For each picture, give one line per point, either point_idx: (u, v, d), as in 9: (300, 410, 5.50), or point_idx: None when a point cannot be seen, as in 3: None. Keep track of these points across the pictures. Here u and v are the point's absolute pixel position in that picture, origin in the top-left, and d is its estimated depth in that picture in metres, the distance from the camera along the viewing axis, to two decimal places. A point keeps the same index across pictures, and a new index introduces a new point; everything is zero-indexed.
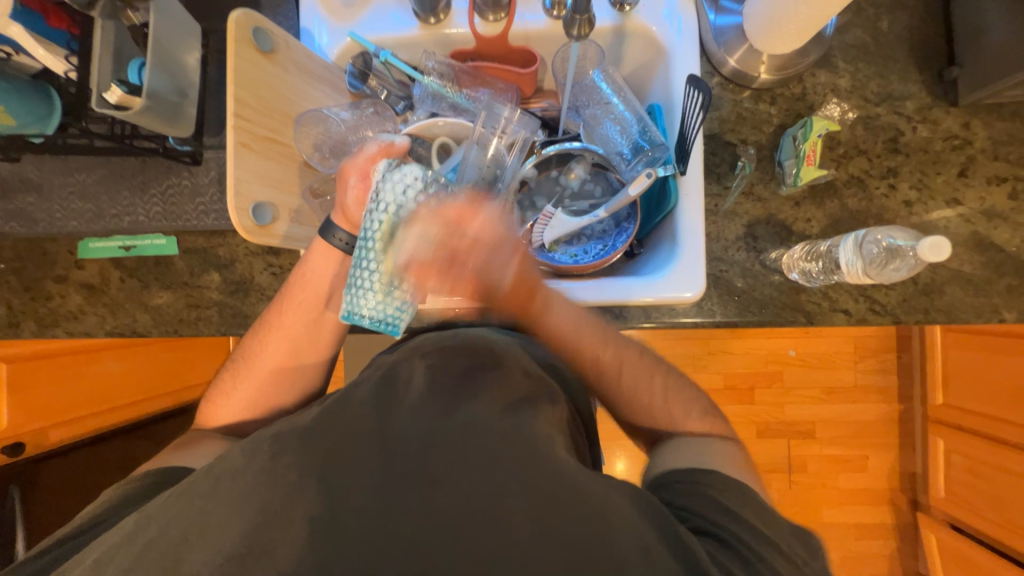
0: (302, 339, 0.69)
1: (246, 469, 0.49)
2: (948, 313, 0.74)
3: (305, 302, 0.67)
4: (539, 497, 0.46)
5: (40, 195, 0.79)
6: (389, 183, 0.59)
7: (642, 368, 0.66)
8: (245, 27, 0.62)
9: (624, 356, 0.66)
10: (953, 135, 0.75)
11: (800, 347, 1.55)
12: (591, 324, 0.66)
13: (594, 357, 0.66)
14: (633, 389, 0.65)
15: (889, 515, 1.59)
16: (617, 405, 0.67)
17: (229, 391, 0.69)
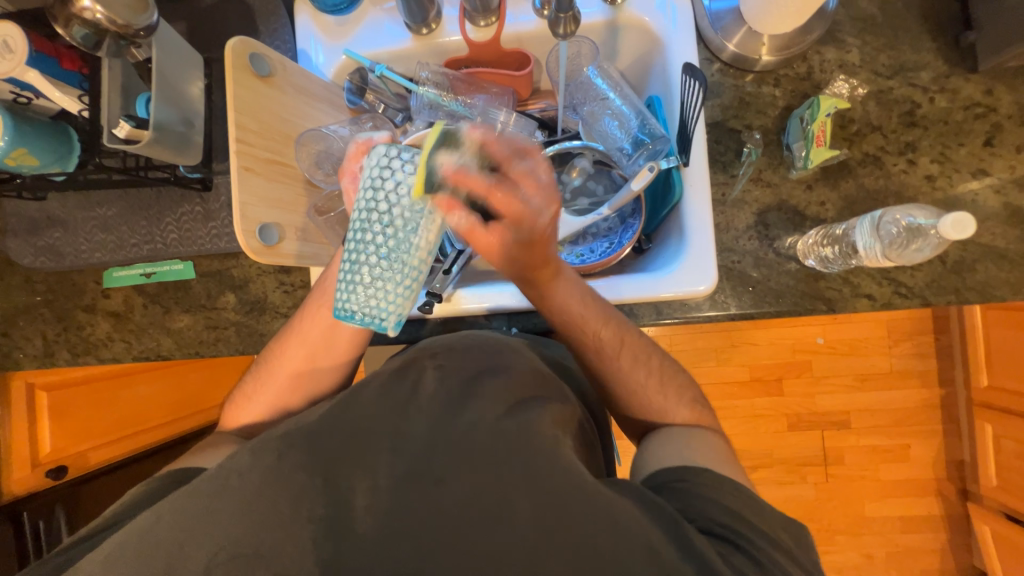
0: (319, 348, 0.69)
1: (252, 469, 0.49)
2: (982, 292, 0.69)
3: (323, 312, 0.67)
4: (546, 496, 0.45)
5: (67, 230, 0.84)
6: (373, 170, 0.46)
7: (641, 344, 0.64)
8: (242, 53, 0.64)
9: (624, 334, 0.63)
10: (975, 103, 0.71)
11: (827, 335, 1.49)
12: (592, 297, 0.63)
13: (594, 333, 0.63)
14: (632, 372, 0.63)
15: (937, 506, 1.51)
16: (608, 371, 0.64)
17: (251, 395, 0.70)
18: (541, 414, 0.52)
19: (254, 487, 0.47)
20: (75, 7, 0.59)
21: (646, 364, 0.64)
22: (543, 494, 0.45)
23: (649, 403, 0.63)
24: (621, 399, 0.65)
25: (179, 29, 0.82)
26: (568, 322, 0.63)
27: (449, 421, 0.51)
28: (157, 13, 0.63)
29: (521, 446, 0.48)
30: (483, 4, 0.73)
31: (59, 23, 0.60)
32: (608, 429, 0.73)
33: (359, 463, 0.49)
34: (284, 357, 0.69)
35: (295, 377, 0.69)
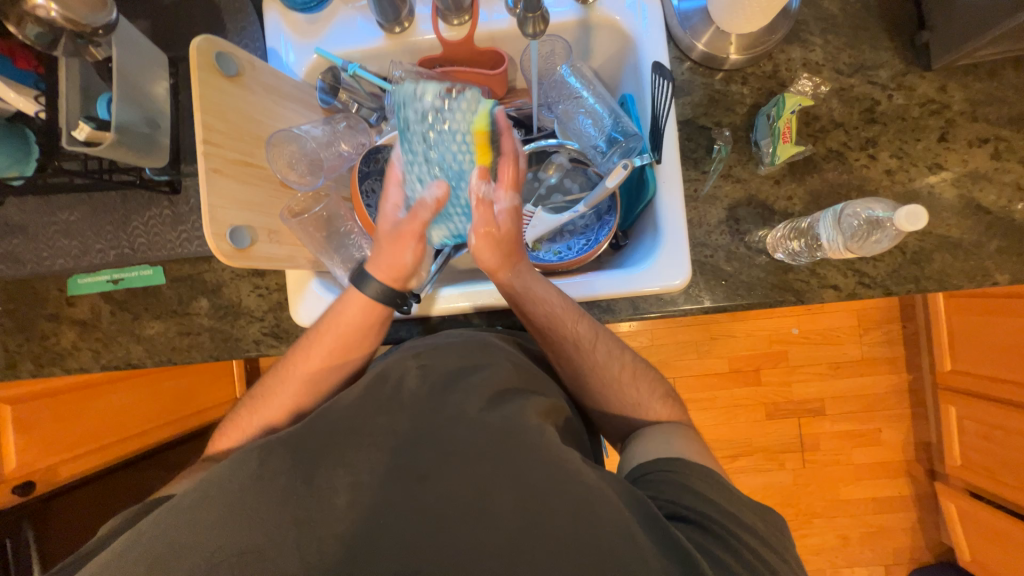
0: (323, 379, 0.67)
1: (230, 474, 0.48)
2: (940, 280, 0.73)
3: (330, 344, 0.66)
4: (528, 489, 0.45)
5: (27, 237, 0.80)
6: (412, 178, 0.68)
7: (614, 342, 0.66)
8: (207, 53, 0.62)
9: (599, 334, 0.65)
10: (930, 100, 0.74)
11: (801, 325, 1.54)
12: (570, 305, 0.64)
13: (572, 336, 0.63)
14: (607, 364, 0.64)
15: (906, 486, 1.58)
16: (584, 366, 0.64)
17: (242, 422, 0.67)
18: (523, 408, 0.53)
19: (232, 493, 0.47)
20: (26, 4, 0.56)
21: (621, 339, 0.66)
22: (524, 487, 0.45)
23: (617, 377, 0.65)
24: (589, 378, 0.65)
25: (141, 27, 0.80)
26: (548, 323, 0.63)
27: (430, 419, 0.51)
28: (116, 12, 0.61)
29: (501, 440, 0.48)
30: (456, 3, 0.73)
31: (11, 22, 0.57)
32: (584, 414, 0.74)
33: (339, 465, 0.48)
34: (283, 385, 0.67)
35: (290, 408, 0.66)
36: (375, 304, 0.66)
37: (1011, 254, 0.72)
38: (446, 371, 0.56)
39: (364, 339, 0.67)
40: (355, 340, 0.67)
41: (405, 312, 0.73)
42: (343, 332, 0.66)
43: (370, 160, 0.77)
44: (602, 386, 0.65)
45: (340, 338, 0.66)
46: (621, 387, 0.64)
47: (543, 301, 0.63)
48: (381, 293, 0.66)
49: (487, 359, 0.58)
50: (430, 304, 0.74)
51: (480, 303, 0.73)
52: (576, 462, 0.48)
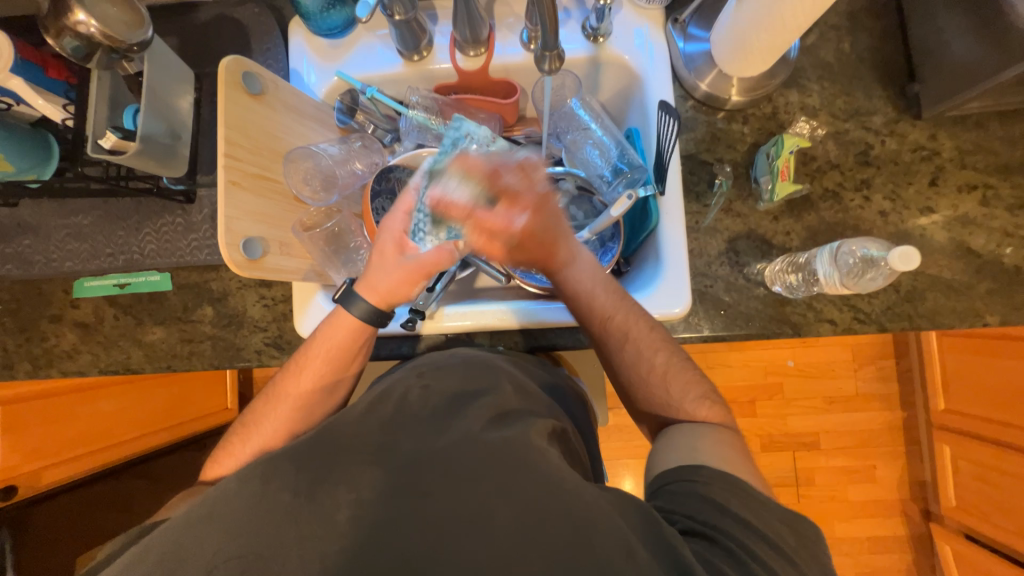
0: (311, 401, 0.67)
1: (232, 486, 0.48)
2: (932, 319, 0.75)
3: (316, 365, 0.66)
4: (529, 511, 0.45)
5: (38, 238, 0.81)
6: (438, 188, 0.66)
7: (649, 337, 0.63)
8: (235, 72, 0.65)
9: (631, 327, 0.64)
10: (921, 147, 0.78)
11: (796, 358, 1.55)
12: (606, 288, 0.65)
13: (603, 317, 0.65)
14: (636, 357, 0.63)
15: (901, 526, 1.56)
16: (614, 352, 0.65)
17: (232, 448, 0.65)
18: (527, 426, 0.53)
19: (232, 504, 0.46)
20: (69, 19, 0.58)
21: (654, 329, 0.64)
22: (524, 507, 0.45)
23: (648, 371, 0.63)
24: (619, 367, 0.65)
25: (170, 44, 0.84)
26: (582, 301, 0.66)
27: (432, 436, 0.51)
28: (152, 31, 0.64)
29: (501, 457, 0.49)
30: (473, 36, 0.77)
31: (50, 33, 0.59)
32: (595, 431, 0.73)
33: (340, 479, 0.48)
34: (274, 407, 0.66)
35: (280, 433, 0.65)
36: (367, 326, 0.66)
37: (1001, 296, 0.74)
38: (448, 391, 0.57)
39: (352, 356, 0.67)
40: (343, 357, 0.67)
41: (411, 329, 0.74)
42: (329, 351, 0.66)
43: (382, 179, 0.79)
44: (630, 376, 0.64)
45: (327, 357, 0.66)
46: (648, 381, 0.63)
47: (579, 279, 0.66)
48: (366, 313, 0.65)
49: (487, 378, 0.59)
50: (436, 323, 0.75)
51: (484, 324, 0.75)
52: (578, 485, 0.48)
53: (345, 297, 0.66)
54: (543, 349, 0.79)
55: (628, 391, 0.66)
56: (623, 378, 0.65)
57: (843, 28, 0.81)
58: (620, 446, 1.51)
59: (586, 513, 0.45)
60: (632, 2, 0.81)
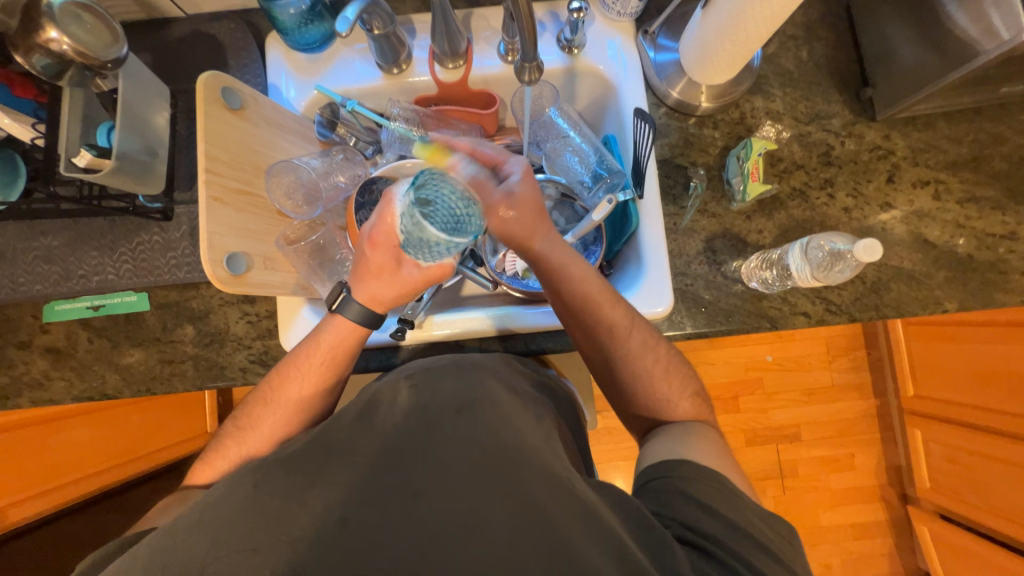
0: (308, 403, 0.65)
1: (218, 504, 0.46)
2: (897, 308, 0.79)
3: (312, 369, 0.65)
4: (522, 511, 0.45)
5: (4, 262, 0.78)
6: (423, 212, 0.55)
7: (648, 332, 0.66)
8: (214, 87, 0.65)
9: (633, 329, 0.65)
10: (877, 147, 0.83)
11: (774, 352, 1.60)
12: (606, 292, 0.66)
13: (608, 323, 0.65)
14: (637, 355, 0.65)
15: (881, 510, 1.62)
16: (620, 357, 0.65)
17: (225, 449, 0.64)
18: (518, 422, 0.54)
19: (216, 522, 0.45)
20: (39, 37, 0.56)
21: (655, 333, 0.67)
22: (519, 504, 0.46)
23: (649, 371, 0.65)
24: (624, 370, 0.66)
25: (143, 61, 0.83)
26: (583, 308, 0.65)
27: (424, 439, 0.50)
28: (128, 47, 0.63)
29: (496, 462, 0.48)
30: (451, 48, 0.78)
31: (19, 52, 0.57)
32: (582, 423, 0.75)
33: (334, 485, 0.47)
34: (268, 408, 0.64)
35: (275, 435, 0.64)
36: (361, 329, 0.65)
37: (958, 283, 0.79)
38: (441, 391, 0.55)
39: (347, 356, 0.66)
40: (337, 358, 0.65)
41: (400, 339, 0.75)
42: (331, 355, 0.65)
43: (366, 191, 0.78)
44: (630, 374, 0.66)
45: (328, 360, 0.65)
46: (653, 383, 0.65)
47: (580, 284, 0.65)
48: (364, 318, 0.64)
49: (478, 377, 0.57)
50: (426, 331, 0.76)
51: (474, 330, 0.76)
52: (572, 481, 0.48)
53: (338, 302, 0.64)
54: (532, 352, 0.80)
55: (629, 396, 0.67)
56: (621, 377, 0.66)
57: (800, 37, 0.86)
58: (610, 448, 1.53)
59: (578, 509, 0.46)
60: (603, 14, 0.84)
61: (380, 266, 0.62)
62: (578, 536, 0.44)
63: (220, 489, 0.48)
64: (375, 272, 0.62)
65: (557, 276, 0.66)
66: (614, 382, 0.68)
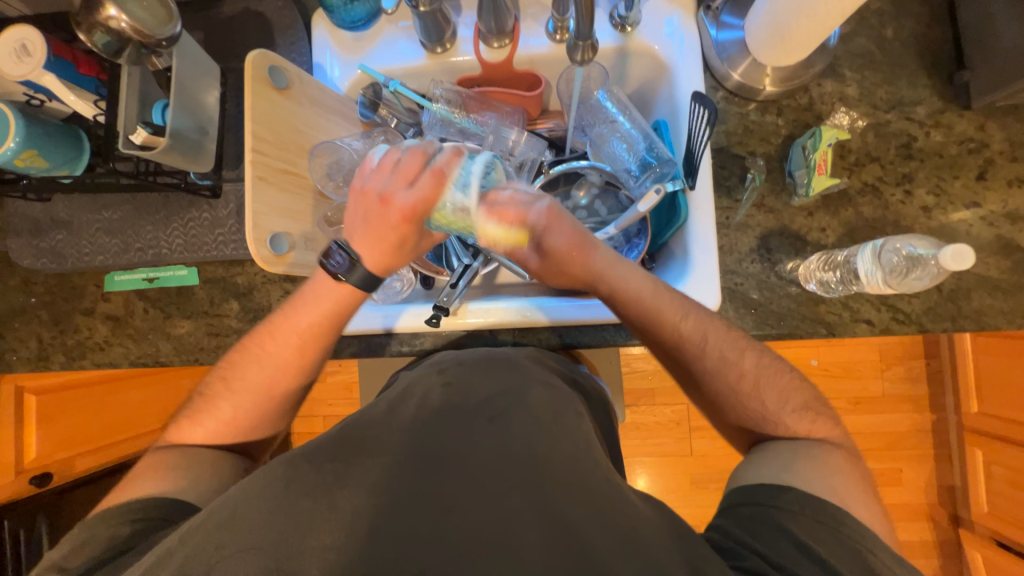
0: (294, 371, 0.64)
1: (244, 495, 0.45)
2: (977, 320, 0.71)
3: (306, 330, 0.62)
4: (552, 524, 0.42)
5: (70, 233, 0.83)
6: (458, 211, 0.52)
7: (724, 329, 0.60)
8: (261, 66, 0.65)
9: (706, 330, 0.60)
10: (968, 138, 0.74)
11: (822, 357, 1.51)
12: (669, 291, 0.60)
13: (676, 329, 0.60)
14: (719, 368, 0.59)
15: (928, 530, 1.52)
16: (696, 361, 0.60)
17: (215, 407, 0.62)
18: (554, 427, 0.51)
19: (244, 510, 0.44)
20: (100, 15, 0.58)
21: (735, 333, 0.61)
22: (548, 516, 0.43)
23: (728, 375, 0.59)
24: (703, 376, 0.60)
25: (196, 39, 0.84)
26: (645, 315, 0.60)
27: (450, 436, 0.49)
28: (181, 24, 0.63)
29: (526, 469, 0.46)
30: (497, 26, 0.75)
31: (82, 28, 0.59)
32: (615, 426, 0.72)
33: (357, 479, 0.46)
34: (259, 367, 0.63)
35: (268, 394, 0.63)
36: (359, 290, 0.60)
37: None
38: (475, 394, 0.54)
39: (338, 326, 0.63)
40: (326, 326, 0.63)
41: (435, 326, 0.74)
42: (320, 323, 0.62)
43: None
44: (720, 389, 0.60)
45: (315, 328, 0.62)
46: (739, 391, 0.59)
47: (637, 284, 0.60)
48: (363, 280, 0.59)
49: (509, 382, 0.56)
50: (460, 320, 0.75)
51: (509, 321, 0.74)
52: (604, 494, 0.45)
53: (334, 263, 0.58)
54: (567, 346, 0.77)
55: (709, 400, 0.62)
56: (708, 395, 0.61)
57: (886, 13, 0.77)
58: (637, 444, 1.49)
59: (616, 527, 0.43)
60: None
61: (399, 241, 0.56)
62: (614, 554, 0.40)
63: (249, 478, 0.47)
64: (388, 245, 0.56)
65: (610, 281, 0.60)
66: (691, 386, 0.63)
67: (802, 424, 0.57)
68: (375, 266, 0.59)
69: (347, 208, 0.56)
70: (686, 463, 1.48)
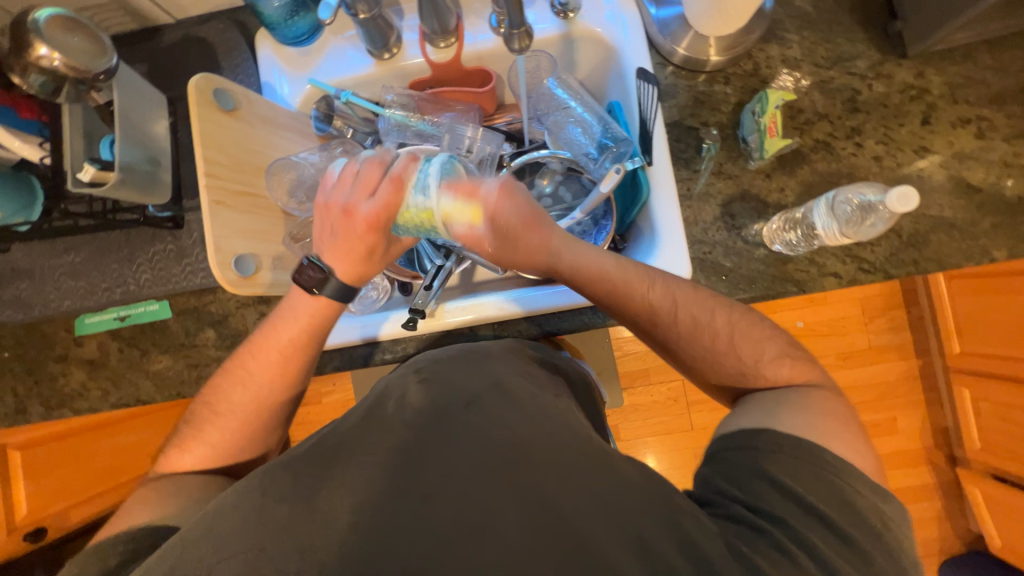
0: (277, 387, 0.63)
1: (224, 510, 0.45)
2: (939, 261, 0.73)
3: (286, 345, 0.63)
4: (535, 501, 0.43)
5: (33, 281, 0.81)
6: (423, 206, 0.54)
7: (690, 289, 0.61)
8: (205, 90, 0.64)
9: (674, 295, 0.60)
10: (909, 86, 0.76)
11: (806, 318, 1.53)
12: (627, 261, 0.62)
13: (644, 298, 0.60)
14: (693, 334, 0.59)
15: (928, 474, 1.55)
16: (672, 329, 0.59)
17: (203, 431, 0.62)
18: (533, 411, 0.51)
19: (226, 525, 0.44)
20: (31, 54, 0.57)
21: (702, 293, 0.61)
22: (529, 495, 0.43)
23: (704, 339, 0.58)
24: (681, 343, 0.59)
25: (140, 71, 0.83)
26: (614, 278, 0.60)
27: (429, 431, 0.49)
28: (117, 57, 0.62)
29: (506, 451, 0.46)
30: (441, 26, 0.75)
31: (16, 72, 0.58)
32: (600, 409, 0.74)
33: (338, 484, 0.46)
34: (243, 387, 0.63)
35: (255, 413, 0.63)
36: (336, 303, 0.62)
37: (1007, 229, 0.72)
38: (452, 387, 0.55)
39: (317, 337, 0.64)
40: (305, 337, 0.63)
41: (413, 329, 0.74)
42: (300, 335, 0.63)
43: None
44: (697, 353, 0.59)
45: (295, 341, 0.63)
46: (715, 354, 0.58)
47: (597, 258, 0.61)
48: (339, 293, 0.60)
49: (486, 370, 0.57)
50: (438, 320, 0.75)
51: (487, 316, 0.75)
52: (585, 467, 0.46)
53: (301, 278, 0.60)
54: (548, 334, 0.78)
55: (694, 368, 0.60)
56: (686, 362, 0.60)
57: None
58: (638, 425, 1.51)
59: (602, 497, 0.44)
60: None
61: (368, 250, 0.58)
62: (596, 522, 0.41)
63: (228, 493, 0.47)
64: (357, 255, 0.58)
65: (567, 260, 0.62)
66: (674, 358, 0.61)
67: (782, 372, 0.56)
68: (349, 275, 0.60)
69: (315, 224, 0.59)
70: (686, 438, 1.50)
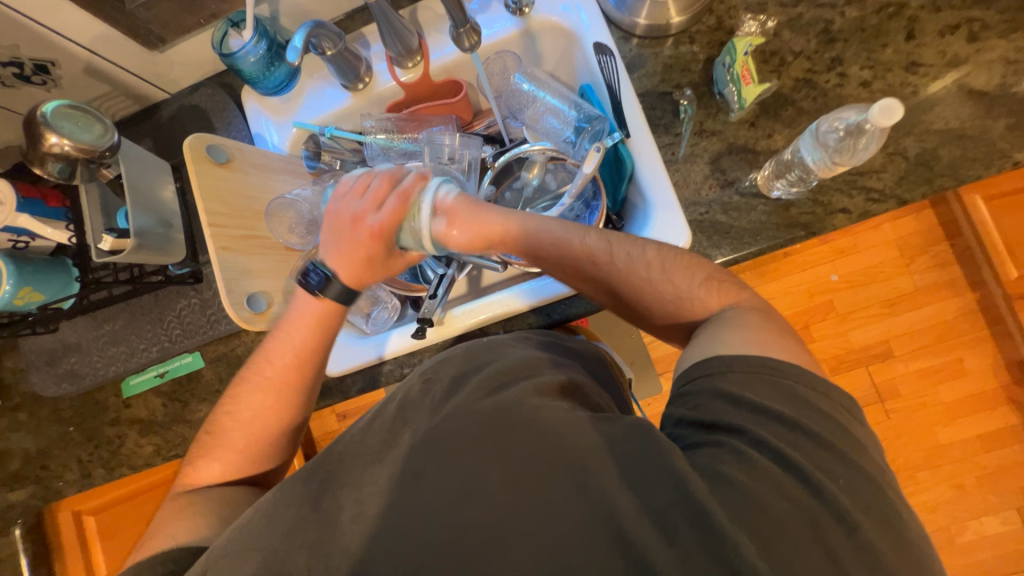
0: (279, 415, 0.65)
1: (250, 519, 0.48)
2: (955, 176, 0.69)
3: (285, 376, 0.65)
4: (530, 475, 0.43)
5: (81, 353, 0.88)
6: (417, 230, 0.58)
7: (632, 241, 0.57)
8: (198, 148, 0.69)
9: (612, 260, 0.56)
10: (885, 5, 0.73)
11: (837, 271, 1.33)
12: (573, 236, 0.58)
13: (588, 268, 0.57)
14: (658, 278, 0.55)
15: (1014, 415, 1.33)
16: (612, 275, 0.56)
17: (208, 469, 0.64)
18: (529, 387, 0.50)
19: (250, 532, 0.47)
20: (44, 145, 0.64)
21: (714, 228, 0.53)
22: (523, 467, 0.44)
23: (641, 277, 0.55)
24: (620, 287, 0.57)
25: (146, 146, 0.91)
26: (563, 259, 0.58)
27: (430, 423, 0.50)
28: (118, 133, 0.69)
29: (503, 426, 0.47)
30: (405, 47, 0.79)
31: (37, 164, 0.65)
32: (623, 387, 0.72)
33: (349, 487, 0.48)
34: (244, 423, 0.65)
35: (258, 442, 0.64)
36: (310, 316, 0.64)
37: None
38: (452, 376, 0.55)
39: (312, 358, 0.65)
40: (304, 357, 0.65)
41: (423, 338, 0.76)
42: (299, 355, 0.65)
43: None
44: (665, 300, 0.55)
45: (294, 362, 0.65)
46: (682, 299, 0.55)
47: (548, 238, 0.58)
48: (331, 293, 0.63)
49: (490, 358, 0.56)
50: (448, 327, 0.76)
51: (494, 315, 0.76)
52: (579, 433, 0.45)
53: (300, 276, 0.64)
54: (557, 323, 0.78)
55: (632, 304, 0.58)
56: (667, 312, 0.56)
57: None
58: None
59: (607, 451, 0.43)
60: None
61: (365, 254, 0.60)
62: (589, 483, 0.42)
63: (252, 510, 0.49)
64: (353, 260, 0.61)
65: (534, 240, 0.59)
66: (620, 301, 0.58)
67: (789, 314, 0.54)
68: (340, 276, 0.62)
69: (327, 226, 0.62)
70: None
